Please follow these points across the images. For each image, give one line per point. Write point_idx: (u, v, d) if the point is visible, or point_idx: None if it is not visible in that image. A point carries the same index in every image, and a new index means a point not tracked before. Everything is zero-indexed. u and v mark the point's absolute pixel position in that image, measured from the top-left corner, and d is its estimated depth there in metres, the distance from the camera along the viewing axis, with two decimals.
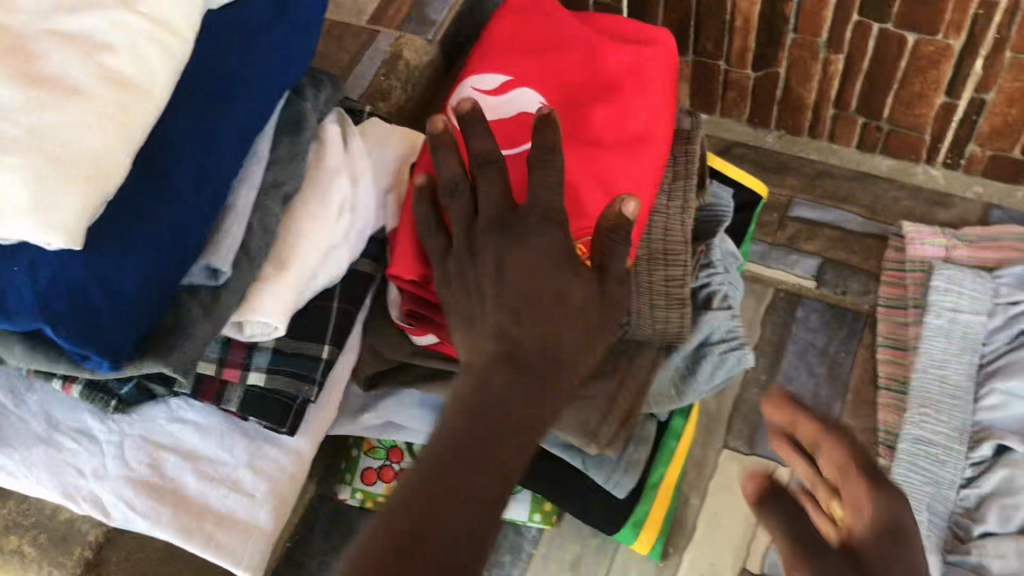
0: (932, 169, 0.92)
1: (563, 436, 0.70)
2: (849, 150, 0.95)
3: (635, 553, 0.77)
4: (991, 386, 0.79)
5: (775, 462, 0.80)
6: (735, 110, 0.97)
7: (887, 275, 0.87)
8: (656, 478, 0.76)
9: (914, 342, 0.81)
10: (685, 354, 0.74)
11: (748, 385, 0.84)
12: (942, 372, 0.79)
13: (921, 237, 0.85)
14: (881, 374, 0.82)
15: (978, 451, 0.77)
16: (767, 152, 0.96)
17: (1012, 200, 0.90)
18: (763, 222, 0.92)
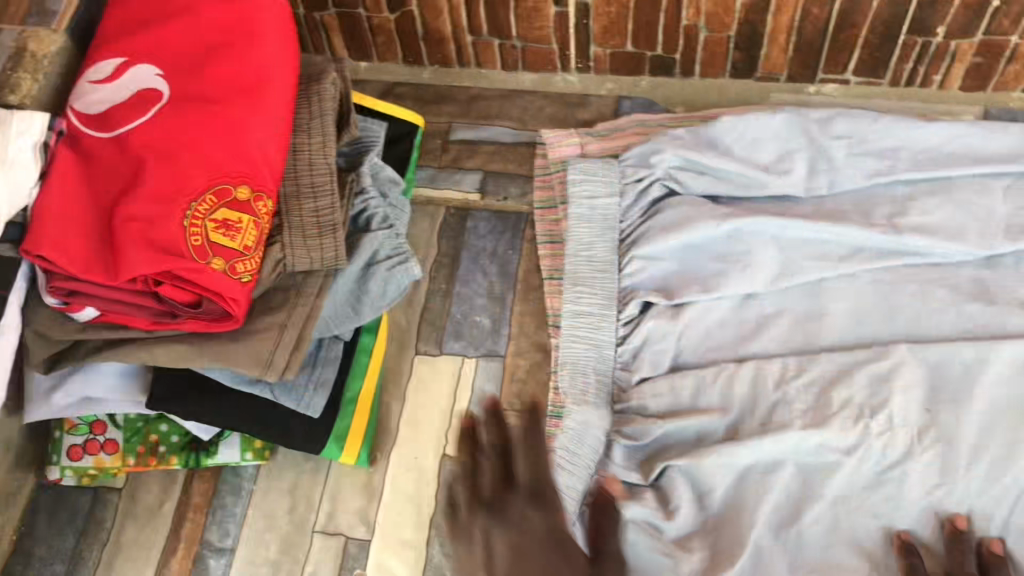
0: (568, 76, 1.04)
1: (241, 355, 0.76)
2: (496, 72, 1.06)
3: (346, 464, 0.84)
4: (630, 254, 0.89)
5: (462, 356, 0.89)
6: (389, 52, 1.05)
7: (538, 180, 0.96)
8: (353, 392, 0.84)
9: (566, 234, 0.91)
10: (349, 274, 0.82)
11: (431, 294, 0.92)
12: (589, 251, 0.90)
13: (559, 142, 0.96)
14: (544, 269, 0.91)
15: (625, 312, 0.87)
16: (423, 86, 1.05)
17: (637, 90, 1.03)
18: (428, 149, 1.01)
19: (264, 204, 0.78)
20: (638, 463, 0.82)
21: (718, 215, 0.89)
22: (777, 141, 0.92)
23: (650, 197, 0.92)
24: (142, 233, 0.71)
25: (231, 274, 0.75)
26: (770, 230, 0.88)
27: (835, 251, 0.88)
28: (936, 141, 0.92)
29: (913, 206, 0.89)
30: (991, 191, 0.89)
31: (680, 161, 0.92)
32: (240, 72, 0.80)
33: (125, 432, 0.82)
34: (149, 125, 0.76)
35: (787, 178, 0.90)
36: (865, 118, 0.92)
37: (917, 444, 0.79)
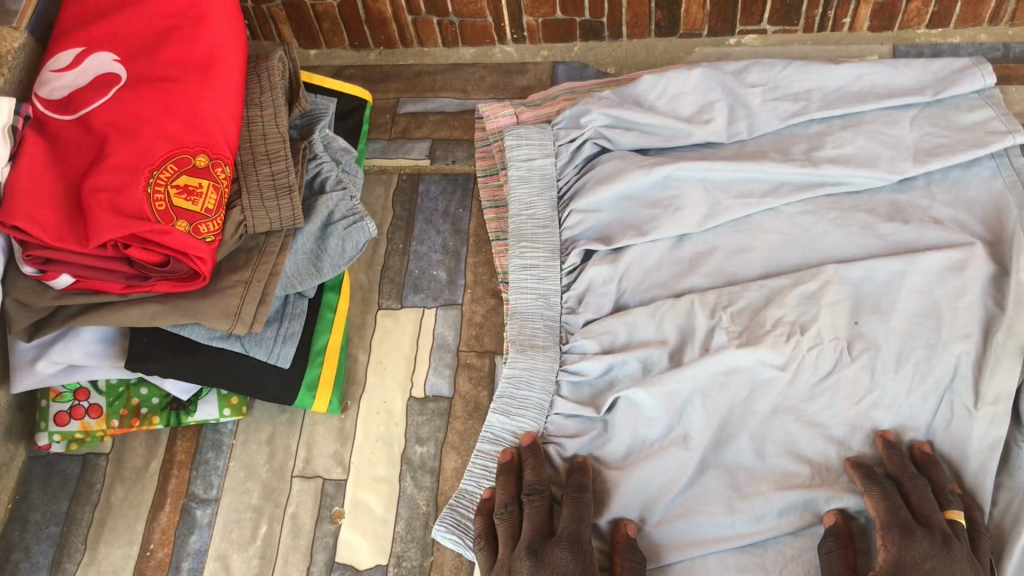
0: (505, 47, 1.11)
1: (213, 311, 0.81)
2: (438, 49, 1.13)
3: (318, 412, 0.90)
4: (568, 208, 0.93)
5: (422, 307, 0.95)
6: (336, 37, 1.12)
7: (479, 152, 1.02)
8: (320, 345, 0.90)
9: (508, 197, 0.96)
10: (309, 231, 0.89)
11: (390, 253, 0.98)
12: (530, 208, 0.94)
13: (494, 113, 1.00)
14: (490, 230, 0.97)
15: (569, 261, 0.91)
16: (370, 66, 1.13)
17: (571, 55, 1.10)
18: (378, 123, 1.07)
19: (222, 170, 0.84)
20: (588, 397, 0.85)
21: (647, 164, 0.92)
22: (696, 94, 0.97)
23: (584, 155, 0.97)
24: (110, 201, 0.76)
25: (196, 235, 0.80)
26: (695, 173, 0.91)
27: (759, 188, 0.91)
28: (844, 81, 0.96)
29: (827, 140, 0.93)
30: (898, 121, 0.93)
31: (606, 120, 0.96)
32: (192, 53, 0.87)
33: (107, 397, 0.87)
34: (110, 104, 0.82)
35: (709, 127, 0.95)
36: (777, 66, 0.97)
37: (845, 356, 0.82)
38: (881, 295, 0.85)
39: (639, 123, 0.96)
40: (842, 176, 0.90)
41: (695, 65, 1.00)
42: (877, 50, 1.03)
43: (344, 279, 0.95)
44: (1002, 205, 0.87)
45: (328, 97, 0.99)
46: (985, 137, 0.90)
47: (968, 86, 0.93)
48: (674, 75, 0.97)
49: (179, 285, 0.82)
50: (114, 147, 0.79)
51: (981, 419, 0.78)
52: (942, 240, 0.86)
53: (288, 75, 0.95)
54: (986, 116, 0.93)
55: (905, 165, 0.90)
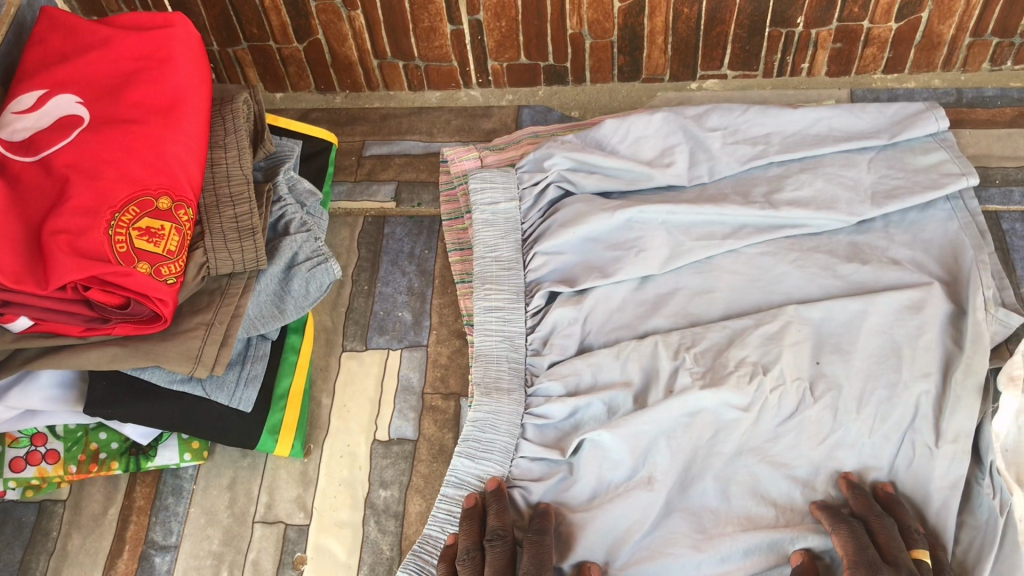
0: (471, 91, 1.12)
1: (175, 354, 0.81)
2: (405, 93, 1.13)
3: (281, 456, 0.89)
4: (532, 251, 0.93)
5: (387, 349, 0.94)
6: (302, 80, 1.13)
7: (444, 196, 1.02)
8: (284, 390, 0.89)
9: (473, 241, 0.96)
10: (271, 273, 0.88)
11: (355, 296, 0.98)
12: (494, 251, 0.95)
13: (459, 156, 1.00)
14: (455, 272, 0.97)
15: (533, 303, 0.91)
16: (336, 110, 1.13)
17: (535, 98, 1.11)
18: (344, 166, 1.08)
19: (185, 212, 0.84)
20: (553, 439, 0.85)
21: (610, 207, 0.93)
22: (657, 138, 0.99)
23: (547, 198, 0.97)
24: (70, 243, 0.76)
25: (158, 277, 0.80)
26: (658, 216, 0.92)
27: (720, 231, 0.92)
28: (802, 125, 0.98)
29: (786, 183, 0.94)
30: (855, 164, 0.95)
31: (571, 164, 0.97)
32: (156, 96, 0.87)
33: (66, 442, 0.86)
34: (73, 146, 0.82)
35: (670, 170, 0.96)
36: (736, 111, 0.99)
37: (808, 397, 0.83)
38: (842, 334, 0.86)
39: (602, 167, 0.97)
40: (800, 218, 0.91)
41: (656, 109, 1.02)
42: (834, 95, 1.05)
43: (308, 320, 0.94)
44: (958, 248, 0.88)
45: (294, 139, 1.00)
46: (939, 179, 0.92)
47: (921, 130, 0.95)
48: (636, 119, 0.99)
49: (140, 327, 0.81)
50: (76, 189, 0.79)
51: (942, 459, 0.78)
52: (900, 281, 0.87)
53: (253, 118, 0.95)
54: (939, 158, 0.95)
55: (864, 207, 0.91)
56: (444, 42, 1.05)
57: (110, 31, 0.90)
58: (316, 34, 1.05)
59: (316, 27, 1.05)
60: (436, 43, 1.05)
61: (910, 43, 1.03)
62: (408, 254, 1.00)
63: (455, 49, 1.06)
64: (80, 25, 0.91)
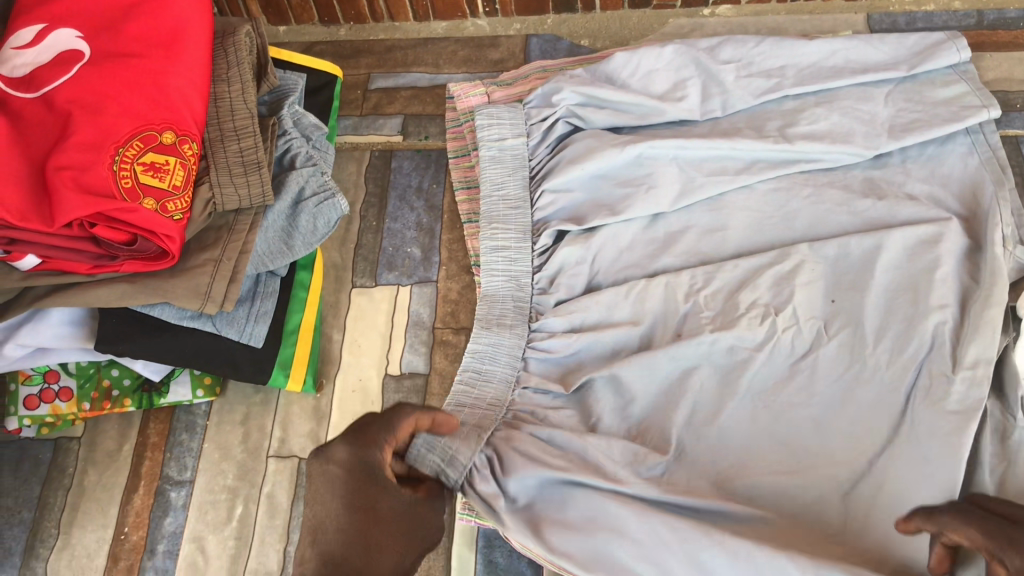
0: (478, 21, 1.10)
1: (183, 290, 0.80)
2: (410, 24, 1.11)
3: (293, 392, 0.89)
4: (539, 189, 0.92)
5: (397, 285, 0.94)
6: (305, 12, 1.10)
7: (451, 133, 1.00)
8: (295, 323, 0.89)
9: (476, 180, 0.95)
10: (279, 206, 0.87)
11: (363, 231, 0.97)
12: (500, 190, 0.93)
13: (465, 93, 0.98)
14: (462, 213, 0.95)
15: (539, 241, 0.91)
16: (340, 42, 1.11)
17: (544, 28, 1.08)
18: (349, 100, 1.06)
19: (189, 147, 0.83)
20: (557, 376, 0.84)
21: (618, 143, 0.91)
22: (668, 71, 0.96)
23: (555, 135, 0.95)
24: (74, 179, 0.75)
25: (164, 213, 0.79)
26: (667, 151, 0.90)
27: (734, 164, 0.90)
28: (818, 56, 0.95)
29: (801, 116, 0.92)
30: (871, 97, 0.92)
31: (579, 99, 0.94)
32: (156, 29, 0.86)
33: (78, 379, 0.86)
34: (74, 81, 0.81)
35: (683, 104, 0.93)
36: (749, 44, 0.96)
37: (823, 335, 0.81)
38: (857, 271, 0.83)
39: (611, 100, 0.94)
40: (814, 151, 0.89)
41: (669, 41, 0.99)
42: (850, 20, 1.03)
43: (319, 257, 0.93)
44: (978, 182, 0.87)
45: (301, 72, 0.98)
46: (959, 112, 0.90)
47: (942, 61, 0.93)
48: (647, 52, 0.95)
49: (148, 265, 0.81)
50: (78, 125, 0.78)
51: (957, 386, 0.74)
52: (915, 216, 0.85)
53: (256, 51, 0.93)
54: (960, 91, 0.92)
55: (881, 140, 0.89)
56: None
57: None
58: None
59: None
60: None
61: None
62: (417, 188, 0.99)
63: None
64: None
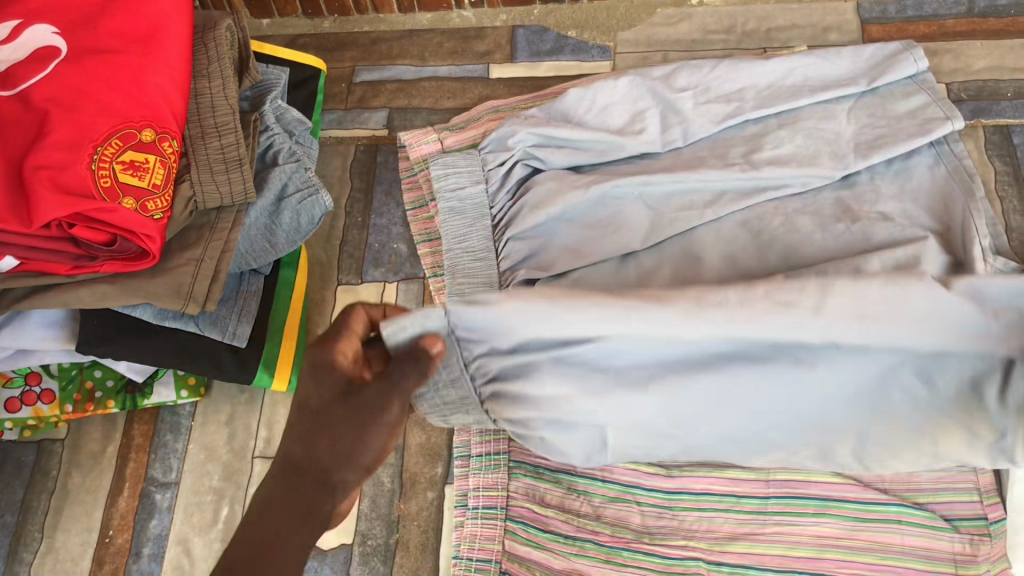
0: (463, 12, 1.08)
1: (165, 291, 0.79)
2: (395, 16, 1.09)
3: (278, 392, 0.88)
4: (504, 236, 0.90)
5: (383, 282, 0.93)
6: (288, 5, 1.09)
7: (407, 183, 0.97)
8: (278, 324, 0.88)
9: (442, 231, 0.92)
10: (261, 205, 0.86)
11: (348, 227, 0.96)
12: (464, 243, 0.91)
13: (417, 140, 0.95)
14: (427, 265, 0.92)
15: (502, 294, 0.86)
16: (325, 35, 1.09)
17: (530, 19, 1.06)
18: (334, 93, 1.05)
19: (169, 145, 0.82)
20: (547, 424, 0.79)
21: (582, 184, 0.89)
22: (627, 104, 0.94)
23: (516, 178, 0.92)
24: (52, 179, 0.74)
25: (143, 212, 0.78)
26: (633, 190, 0.88)
27: (702, 197, 0.87)
28: (775, 77, 0.94)
29: (764, 142, 0.90)
30: (833, 116, 0.91)
31: (537, 139, 0.91)
32: (135, 25, 0.84)
33: (61, 381, 0.85)
34: (51, 78, 0.79)
35: (642, 137, 0.91)
36: (705, 68, 0.95)
37: None
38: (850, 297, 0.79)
39: (569, 140, 0.91)
40: (782, 177, 0.87)
41: (622, 73, 0.98)
42: (840, 9, 1.01)
43: (302, 255, 0.92)
44: (949, 195, 0.85)
45: (283, 66, 0.96)
46: (924, 124, 0.88)
47: (900, 73, 0.91)
48: (601, 86, 0.94)
49: (128, 265, 0.79)
50: (56, 123, 0.76)
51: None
52: (893, 238, 0.83)
53: (237, 45, 0.92)
54: (923, 101, 0.90)
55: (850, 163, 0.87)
56: None
57: None
58: None
59: None
60: None
61: None
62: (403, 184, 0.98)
63: None
64: None
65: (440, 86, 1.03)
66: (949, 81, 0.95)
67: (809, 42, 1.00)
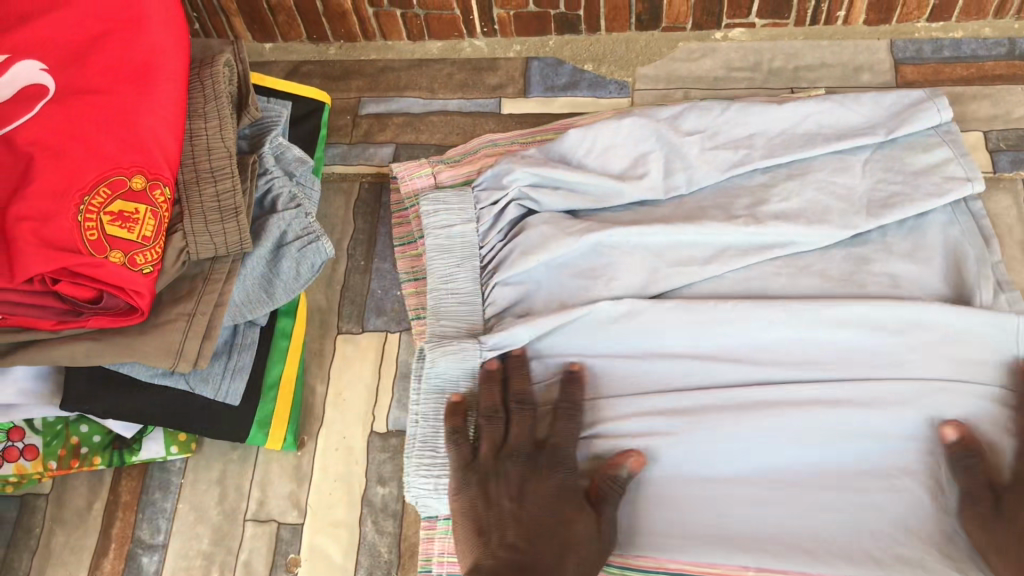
0: (475, 41, 1.03)
1: (154, 348, 0.75)
2: (404, 43, 1.04)
3: (273, 449, 0.84)
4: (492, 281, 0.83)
5: (385, 331, 0.88)
6: (292, 29, 1.04)
7: (396, 217, 0.92)
8: (273, 377, 0.84)
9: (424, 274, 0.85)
10: (259, 253, 0.82)
11: (350, 271, 0.92)
12: (451, 283, 0.83)
13: (409, 173, 0.90)
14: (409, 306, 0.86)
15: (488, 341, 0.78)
16: (329, 62, 1.04)
17: (545, 50, 1.01)
18: (338, 126, 1.00)
19: (161, 192, 0.78)
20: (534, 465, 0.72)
21: (578, 229, 0.83)
22: (627, 145, 0.88)
23: (507, 219, 0.86)
24: (35, 232, 0.70)
25: (132, 266, 0.74)
26: (632, 239, 0.83)
27: (703, 252, 0.82)
28: (789, 123, 0.88)
29: (773, 192, 0.85)
30: (849, 167, 0.86)
31: (532, 179, 0.87)
32: (127, 63, 0.80)
33: (45, 436, 0.81)
34: (36, 121, 0.75)
35: (643, 182, 0.86)
36: (715, 111, 0.90)
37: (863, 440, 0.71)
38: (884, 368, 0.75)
39: (568, 182, 0.87)
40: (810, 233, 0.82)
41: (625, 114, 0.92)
42: (871, 49, 0.96)
43: (300, 303, 0.88)
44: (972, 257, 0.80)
45: (287, 100, 0.92)
46: (942, 183, 0.83)
47: (925, 121, 0.86)
48: (604, 126, 0.89)
49: (116, 321, 0.75)
50: (42, 171, 0.72)
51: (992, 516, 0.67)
52: None
53: (235, 80, 0.87)
54: (945, 155, 0.85)
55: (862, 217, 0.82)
56: None
57: None
58: None
59: None
60: None
61: None
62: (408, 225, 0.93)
63: None
64: None
65: (450, 121, 0.98)
66: (987, 129, 0.90)
67: (838, 82, 0.95)
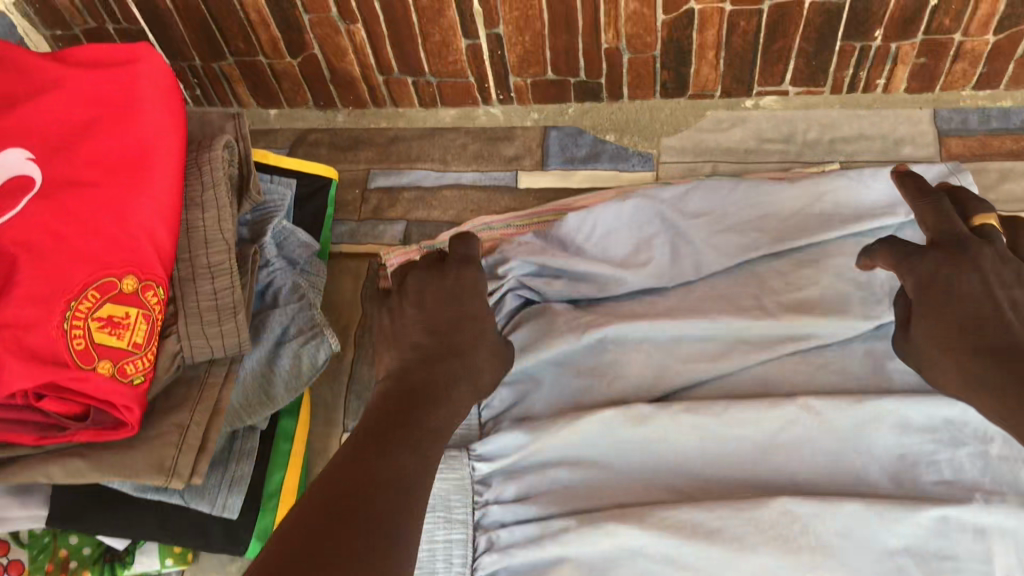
0: (490, 109, 0.97)
1: (146, 465, 0.70)
2: (415, 111, 0.99)
3: None
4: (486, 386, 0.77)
5: None
6: (298, 96, 0.99)
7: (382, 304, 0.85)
8: (274, 487, 0.78)
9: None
10: (262, 349, 0.78)
11: (357, 361, 0.86)
12: None
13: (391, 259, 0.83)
14: None
15: (478, 449, 0.72)
16: (337, 130, 0.99)
17: (564, 118, 0.96)
18: (346, 201, 0.95)
19: (154, 293, 0.72)
20: None
21: (577, 326, 0.76)
22: (631, 231, 0.83)
23: (505, 310, 0.81)
24: (18, 341, 0.65)
25: (121, 377, 0.69)
26: (636, 333, 0.75)
27: (712, 347, 0.74)
28: (801, 204, 0.81)
29: (796, 277, 0.76)
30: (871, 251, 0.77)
31: (530, 267, 0.81)
32: (121, 151, 0.75)
33: (31, 548, 0.75)
34: (21, 215, 0.69)
35: (647, 269, 0.80)
36: (723, 190, 0.84)
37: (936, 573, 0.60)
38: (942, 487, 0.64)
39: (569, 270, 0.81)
40: None
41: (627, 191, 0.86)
42: (913, 120, 0.90)
43: (303, 399, 0.83)
44: None
45: (290, 180, 0.87)
46: None
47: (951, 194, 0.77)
48: (602, 208, 0.82)
49: (104, 434, 0.69)
50: (26, 271, 0.67)
51: None
52: None
53: (236, 161, 0.82)
54: None
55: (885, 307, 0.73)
56: (448, 40, 0.89)
57: (63, 71, 0.77)
58: (311, 47, 0.91)
59: (311, 40, 0.90)
60: (431, 34, 0.88)
61: (1007, 59, 0.86)
62: None
63: (455, 49, 0.90)
64: (24, 61, 0.77)
65: (463, 196, 0.92)
66: None
67: (878, 157, 0.89)
